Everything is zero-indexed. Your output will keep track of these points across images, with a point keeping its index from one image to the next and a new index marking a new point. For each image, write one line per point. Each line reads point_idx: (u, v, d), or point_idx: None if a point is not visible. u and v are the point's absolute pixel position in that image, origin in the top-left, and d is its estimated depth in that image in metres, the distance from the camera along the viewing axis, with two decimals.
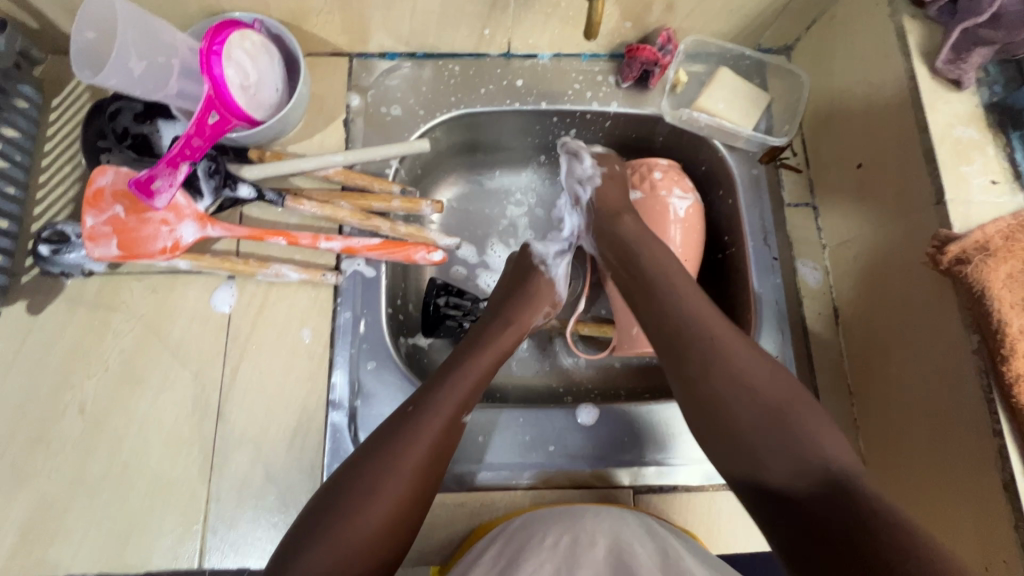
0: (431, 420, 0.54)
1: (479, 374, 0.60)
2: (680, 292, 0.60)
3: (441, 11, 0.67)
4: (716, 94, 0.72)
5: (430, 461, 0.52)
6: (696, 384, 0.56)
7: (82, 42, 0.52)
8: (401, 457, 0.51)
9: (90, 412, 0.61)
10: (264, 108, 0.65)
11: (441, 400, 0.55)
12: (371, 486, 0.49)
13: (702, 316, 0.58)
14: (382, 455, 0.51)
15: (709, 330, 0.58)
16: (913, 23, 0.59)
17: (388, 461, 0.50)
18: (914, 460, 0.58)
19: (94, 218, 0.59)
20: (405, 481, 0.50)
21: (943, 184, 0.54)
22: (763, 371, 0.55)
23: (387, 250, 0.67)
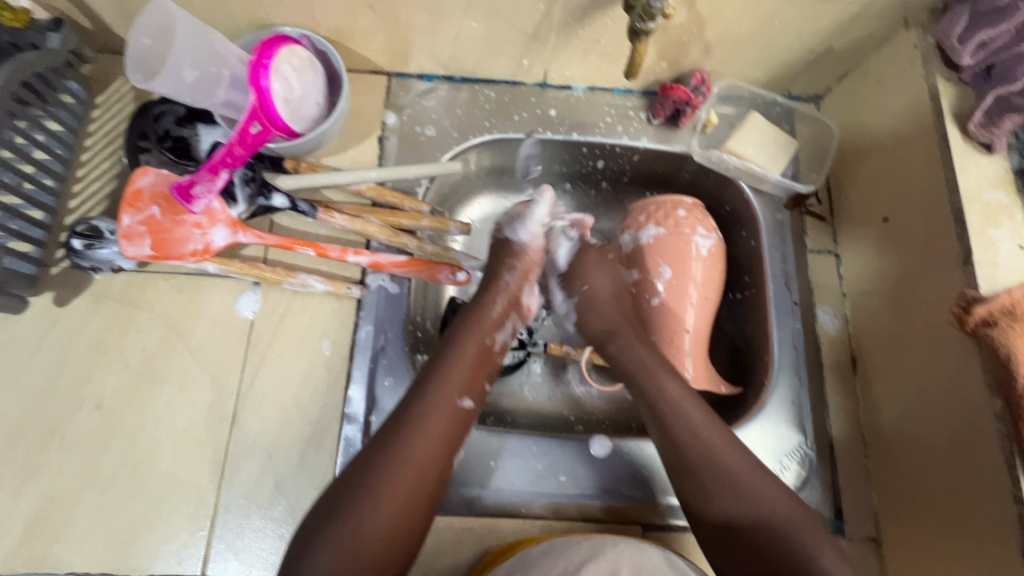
0: (412, 458, 0.51)
1: (454, 394, 0.56)
2: (679, 412, 0.58)
3: (484, 39, 0.69)
4: (745, 138, 0.73)
5: (419, 498, 0.51)
6: (704, 506, 0.54)
7: (138, 48, 0.54)
8: (381, 499, 0.49)
9: (107, 407, 0.62)
10: (305, 121, 0.66)
11: (422, 436, 0.52)
12: (357, 529, 0.47)
13: (700, 430, 0.56)
14: (363, 498, 0.48)
15: (706, 438, 0.56)
16: (947, 84, 0.60)
17: (365, 502, 0.48)
18: (930, 519, 0.58)
19: (131, 217, 0.60)
20: (387, 521, 0.48)
21: (971, 245, 0.55)
22: (762, 480, 0.53)
23: (413, 268, 0.67)
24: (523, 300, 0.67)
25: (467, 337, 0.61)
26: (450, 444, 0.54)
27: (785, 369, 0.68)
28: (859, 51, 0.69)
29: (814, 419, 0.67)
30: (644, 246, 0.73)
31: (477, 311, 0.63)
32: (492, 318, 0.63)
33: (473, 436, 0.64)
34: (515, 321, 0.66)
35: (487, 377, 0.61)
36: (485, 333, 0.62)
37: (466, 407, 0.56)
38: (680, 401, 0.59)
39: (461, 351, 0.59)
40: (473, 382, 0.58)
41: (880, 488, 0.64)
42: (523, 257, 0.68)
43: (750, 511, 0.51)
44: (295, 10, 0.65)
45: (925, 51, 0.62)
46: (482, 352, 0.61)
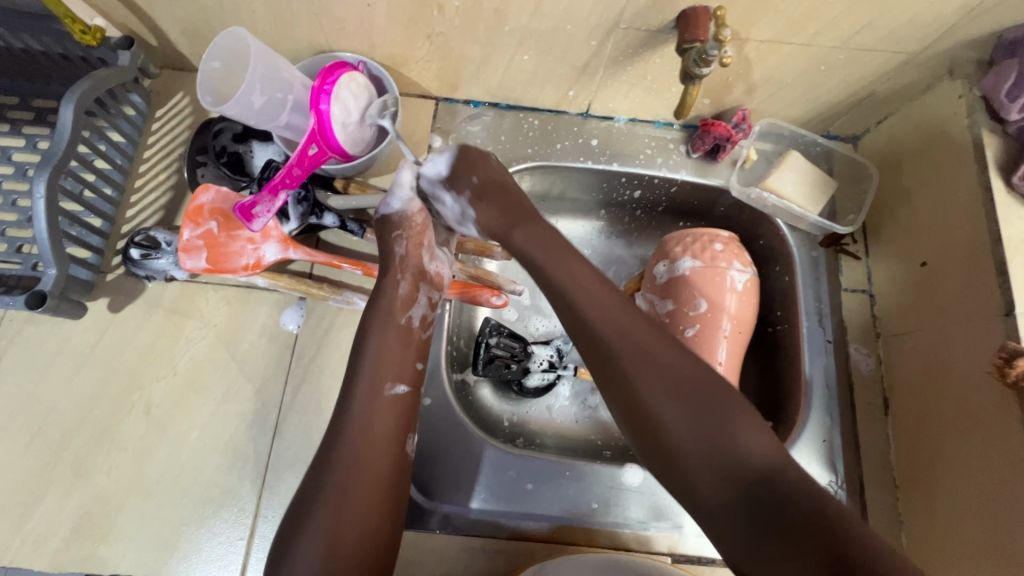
0: (368, 464, 0.51)
1: (380, 384, 0.55)
2: (598, 308, 0.52)
3: (534, 71, 0.71)
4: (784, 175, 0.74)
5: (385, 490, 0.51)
6: (644, 431, 0.47)
7: (207, 72, 0.57)
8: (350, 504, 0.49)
9: (155, 413, 0.64)
10: (359, 143, 0.68)
11: (366, 432, 0.52)
12: (343, 537, 0.48)
13: (621, 323, 0.51)
14: (341, 506, 0.49)
15: (624, 329, 0.50)
16: (992, 136, 0.61)
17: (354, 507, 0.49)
18: (962, 565, 0.58)
19: (190, 231, 0.62)
20: (360, 527, 0.49)
21: (1013, 298, 0.55)
22: (677, 360, 0.48)
23: (457, 289, 0.70)
24: (429, 268, 0.63)
25: (375, 322, 0.58)
26: (395, 430, 0.54)
27: (817, 406, 0.69)
28: (901, 96, 0.70)
29: (843, 458, 0.67)
30: (678, 276, 0.73)
31: (385, 289, 0.60)
32: (401, 297, 0.60)
33: (508, 459, 0.65)
34: (429, 291, 0.63)
35: (416, 355, 0.59)
36: (399, 312, 0.59)
37: (401, 392, 0.56)
38: (602, 300, 0.52)
39: (375, 330, 0.58)
40: (402, 365, 0.57)
41: (909, 532, 0.64)
42: (411, 222, 0.63)
43: (678, 402, 0.46)
44: (356, 38, 0.67)
45: (970, 103, 0.63)
46: (403, 332, 0.59)
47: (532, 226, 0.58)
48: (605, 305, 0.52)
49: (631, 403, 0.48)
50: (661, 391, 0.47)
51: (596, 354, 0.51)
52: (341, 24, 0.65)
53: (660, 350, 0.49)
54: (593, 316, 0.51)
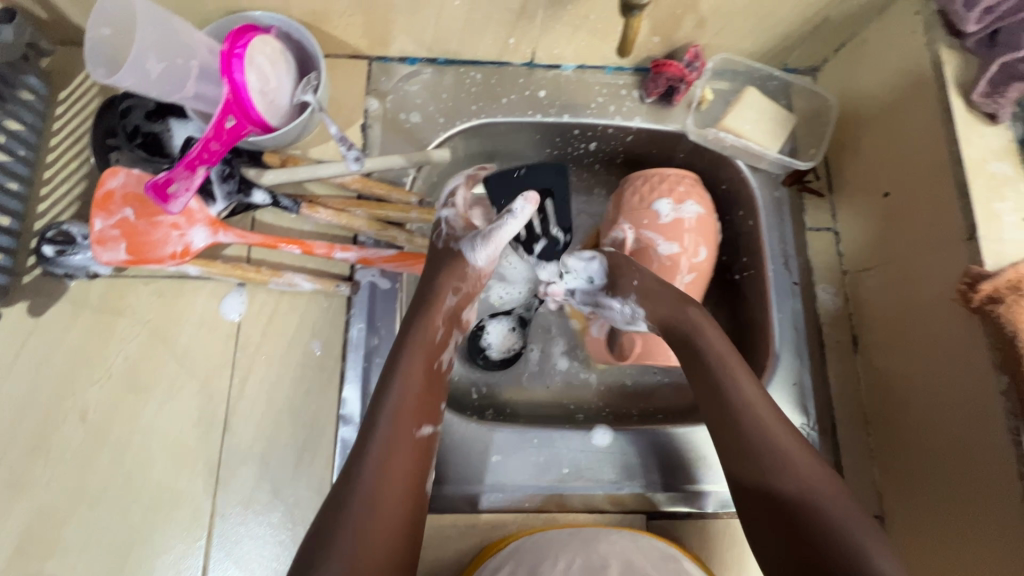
0: (383, 506, 0.47)
1: (410, 420, 0.52)
2: (758, 425, 0.52)
3: (468, 18, 0.65)
4: (744, 112, 0.71)
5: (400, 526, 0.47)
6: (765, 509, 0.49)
7: (96, 39, 0.51)
8: (368, 538, 0.45)
9: (92, 419, 0.60)
10: (282, 114, 0.63)
11: (388, 456, 0.49)
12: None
13: (779, 444, 0.50)
14: (345, 534, 0.44)
15: (777, 446, 0.50)
16: (950, 54, 0.58)
17: (355, 526, 0.45)
18: (936, 492, 0.57)
19: (103, 221, 0.57)
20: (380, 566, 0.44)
21: (976, 221, 0.53)
22: (824, 474, 0.49)
23: (402, 261, 0.65)
24: (462, 316, 0.62)
25: (413, 358, 0.55)
26: (418, 472, 0.51)
27: (786, 352, 0.67)
28: (857, 19, 0.67)
29: (815, 400, 0.66)
30: (684, 219, 0.69)
31: (416, 331, 0.57)
32: (436, 340, 0.58)
33: (474, 433, 0.63)
34: (458, 335, 0.62)
35: (443, 398, 0.57)
36: (433, 355, 0.57)
37: (427, 434, 0.53)
38: (762, 414, 0.52)
39: (412, 372, 0.55)
40: (433, 407, 0.55)
41: (884, 465, 0.64)
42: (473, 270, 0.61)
43: (827, 534, 0.45)
44: None
45: (926, 19, 0.60)
46: (432, 373, 0.56)
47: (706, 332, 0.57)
48: (767, 420, 0.52)
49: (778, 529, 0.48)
50: (830, 524, 0.45)
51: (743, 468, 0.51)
52: None
53: (812, 471, 0.49)
54: (745, 429, 0.52)
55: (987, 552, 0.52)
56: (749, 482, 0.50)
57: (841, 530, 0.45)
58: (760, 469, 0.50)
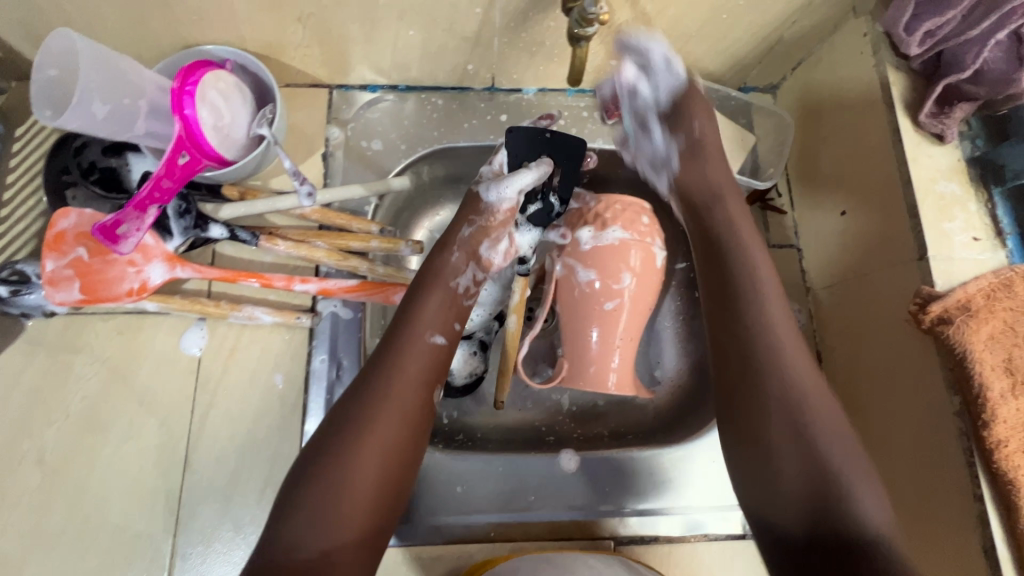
0: (381, 428, 0.52)
1: (423, 331, 0.59)
2: (770, 344, 0.53)
3: (425, 47, 0.66)
4: (685, 114, 0.64)
5: (395, 449, 0.52)
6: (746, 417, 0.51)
7: (44, 80, 0.51)
8: (364, 458, 0.50)
9: (50, 461, 0.59)
10: (238, 147, 0.62)
11: (397, 377, 0.55)
12: (337, 499, 0.48)
13: (792, 367, 0.51)
14: (330, 466, 0.49)
15: (786, 366, 0.51)
16: (897, 75, 0.59)
17: (348, 446, 0.50)
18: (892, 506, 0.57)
19: (55, 262, 0.57)
20: (371, 481, 0.50)
21: (926, 240, 0.54)
22: (810, 376, 0.51)
23: (365, 291, 0.64)
24: (483, 254, 0.66)
25: (433, 284, 0.62)
26: (424, 397, 0.56)
27: None
28: (810, 40, 0.67)
29: None
30: (606, 246, 0.67)
31: (435, 259, 0.64)
32: (448, 266, 0.64)
33: (438, 462, 0.63)
34: (475, 269, 0.66)
35: (456, 317, 0.62)
36: (449, 276, 0.63)
37: (439, 342, 0.59)
38: (775, 332, 0.53)
39: (429, 296, 0.61)
40: (444, 320, 0.60)
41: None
42: (489, 214, 0.65)
43: (807, 454, 0.48)
44: (220, 29, 0.61)
45: (874, 40, 0.60)
46: (450, 295, 0.62)
47: (746, 254, 0.57)
48: (778, 339, 0.53)
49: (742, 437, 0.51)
50: (815, 439, 0.48)
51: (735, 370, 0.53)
52: (198, 12, 0.58)
53: (801, 372, 0.51)
54: (756, 351, 0.52)
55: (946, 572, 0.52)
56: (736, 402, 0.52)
57: (822, 447, 0.48)
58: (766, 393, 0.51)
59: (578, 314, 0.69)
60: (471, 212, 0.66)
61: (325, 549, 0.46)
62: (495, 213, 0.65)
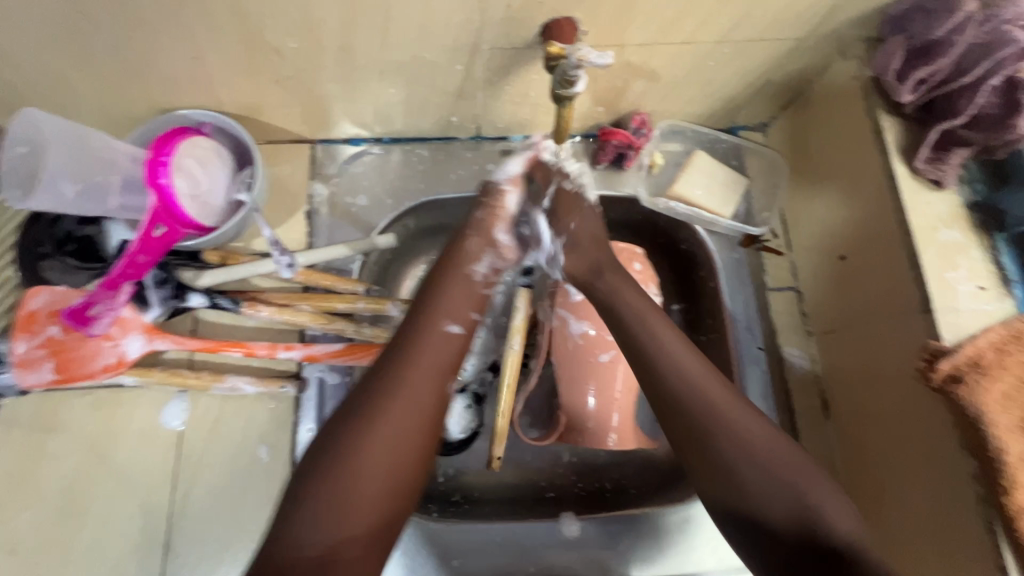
0: (394, 416, 0.47)
1: (441, 319, 0.54)
2: (696, 390, 0.49)
3: (407, 103, 0.65)
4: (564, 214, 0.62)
5: (413, 438, 0.47)
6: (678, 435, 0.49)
7: (14, 159, 0.49)
8: (375, 445, 0.45)
9: (23, 552, 0.56)
10: (216, 214, 0.60)
11: (414, 366, 0.49)
12: (347, 490, 0.43)
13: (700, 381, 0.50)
14: (335, 465, 0.44)
15: (722, 413, 0.48)
16: (890, 119, 0.57)
17: (358, 437, 0.45)
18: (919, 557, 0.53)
19: (26, 343, 0.55)
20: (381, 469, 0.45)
21: (930, 292, 0.52)
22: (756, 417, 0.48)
23: (352, 354, 0.62)
24: (500, 239, 0.61)
25: (454, 271, 0.58)
26: (443, 385, 0.50)
27: None
28: (799, 81, 0.66)
29: None
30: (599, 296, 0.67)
31: (451, 246, 0.60)
32: (466, 250, 0.59)
33: (434, 531, 0.60)
34: (493, 257, 0.60)
35: (473, 305, 0.56)
36: (464, 263, 0.59)
37: (456, 331, 0.53)
38: (692, 374, 0.50)
39: (449, 286, 0.57)
40: (460, 309, 0.55)
41: (858, 496, 0.60)
42: (497, 194, 0.61)
43: (786, 497, 0.44)
44: (197, 94, 0.60)
45: (864, 84, 0.59)
46: (466, 282, 0.57)
47: (632, 307, 0.55)
48: (687, 366, 0.51)
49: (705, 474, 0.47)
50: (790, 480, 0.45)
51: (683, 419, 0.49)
52: (173, 79, 0.57)
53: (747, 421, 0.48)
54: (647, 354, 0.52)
55: None
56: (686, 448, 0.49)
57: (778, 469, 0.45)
58: (721, 464, 0.46)
59: (573, 366, 0.68)
60: (480, 196, 0.62)
61: (334, 544, 0.42)
62: (500, 191, 0.61)
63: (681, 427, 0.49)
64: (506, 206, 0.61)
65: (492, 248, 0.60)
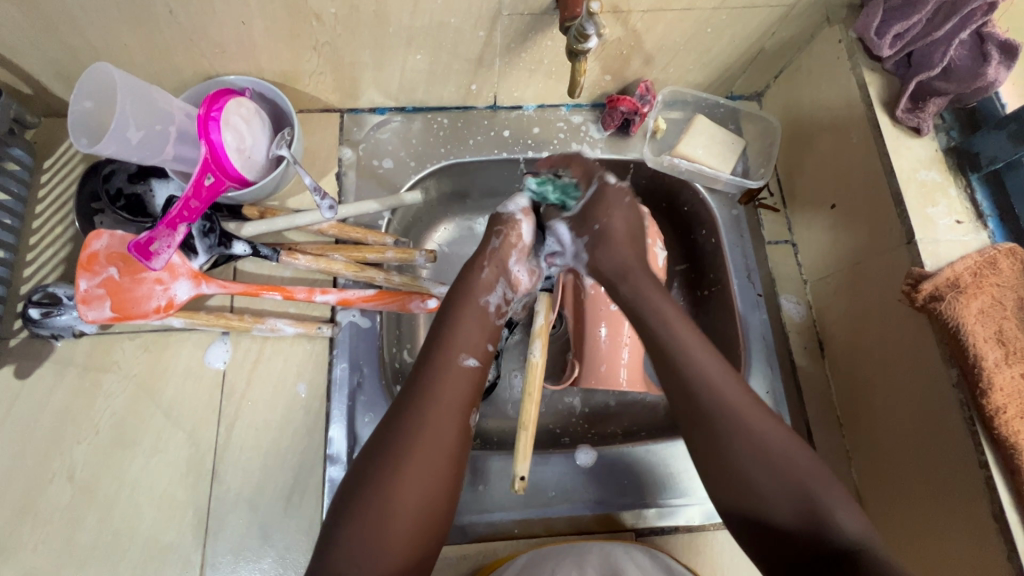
0: (418, 458, 0.47)
1: (453, 356, 0.55)
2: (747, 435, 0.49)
3: (431, 70, 0.70)
4: (588, 217, 0.68)
5: (440, 475, 0.48)
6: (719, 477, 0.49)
7: (79, 112, 0.55)
8: (405, 481, 0.46)
9: (79, 479, 0.60)
10: (258, 169, 0.65)
11: (432, 411, 0.50)
12: (383, 526, 0.44)
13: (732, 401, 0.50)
14: (372, 492, 0.46)
15: (763, 438, 0.48)
16: (872, 75, 0.64)
17: (386, 477, 0.46)
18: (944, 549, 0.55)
19: (88, 281, 0.59)
20: (416, 501, 0.46)
21: (912, 225, 0.57)
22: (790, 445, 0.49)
23: (383, 301, 0.67)
24: (512, 268, 0.66)
25: (465, 302, 0.60)
26: (461, 422, 0.51)
27: (758, 365, 0.70)
28: (788, 49, 0.72)
29: (788, 406, 0.68)
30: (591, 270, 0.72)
31: (465, 276, 0.63)
32: (479, 281, 0.62)
33: None
34: (506, 287, 0.64)
35: (489, 337, 0.59)
36: (478, 293, 0.61)
37: (472, 364, 0.55)
38: (748, 412, 0.50)
39: (462, 310, 0.59)
40: (476, 342, 0.57)
41: (854, 425, 0.66)
42: (512, 223, 0.67)
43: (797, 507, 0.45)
44: (240, 60, 0.65)
45: (849, 45, 0.65)
46: (480, 313, 0.60)
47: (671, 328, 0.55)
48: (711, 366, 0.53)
49: (743, 498, 0.48)
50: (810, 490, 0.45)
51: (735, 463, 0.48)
52: (219, 45, 0.63)
53: (762, 419, 0.50)
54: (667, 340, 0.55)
55: (965, 552, 0.53)
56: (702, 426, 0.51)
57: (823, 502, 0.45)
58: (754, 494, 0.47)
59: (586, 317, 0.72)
60: (496, 224, 0.68)
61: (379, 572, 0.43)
62: (514, 221, 0.67)
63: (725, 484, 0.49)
64: (521, 235, 0.67)
65: (506, 279, 0.65)
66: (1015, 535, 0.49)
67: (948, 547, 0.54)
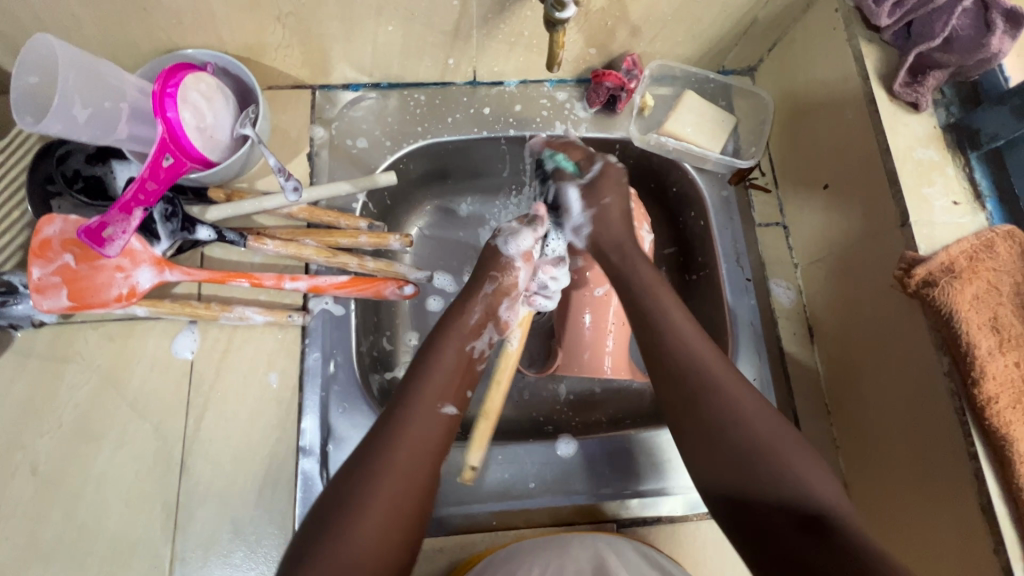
0: (382, 497, 0.45)
1: (434, 400, 0.52)
2: (732, 415, 0.47)
3: (404, 43, 0.66)
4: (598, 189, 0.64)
5: (404, 518, 0.45)
6: (705, 463, 0.47)
7: (22, 88, 0.52)
8: (368, 520, 0.44)
9: (43, 473, 0.58)
10: (222, 149, 0.62)
11: (400, 449, 0.48)
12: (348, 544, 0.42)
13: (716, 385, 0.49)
14: (337, 516, 0.44)
15: (751, 428, 0.46)
16: (869, 47, 0.60)
17: (347, 515, 0.44)
18: (937, 547, 0.53)
19: (41, 269, 0.57)
20: (377, 530, 0.44)
21: (907, 207, 0.54)
22: (776, 431, 0.46)
23: (357, 288, 0.65)
24: (501, 315, 0.62)
25: (446, 338, 0.57)
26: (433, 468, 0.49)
27: (745, 350, 0.68)
28: (783, 20, 0.68)
29: (776, 394, 0.66)
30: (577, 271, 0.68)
31: (452, 319, 0.59)
32: (471, 324, 0.59)
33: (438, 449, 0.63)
34: (492, 331, 0.61)
35: (467, 383, 0.57)
36: (465, 339, 0.58)
37: (450, 412, 0.53)
38: (740, 402, 0.48)
39: (444, 347, 0.57)
40: (452, 386, 0.55)
41: (841, 413, 0.64)
42: (511, 270, 0.62)
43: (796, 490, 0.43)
44: (200, 32, 0.61)
45: (846, 16, 0.61)
46: (464, 359, 0.57)
47: (677, 332, 0.52)
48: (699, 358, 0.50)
49: (732, 482, 0.46)
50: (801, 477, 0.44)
51: (728, 462, 0.46)
52: (176, 17, 0.58)
53: (747, 402, 0.48)
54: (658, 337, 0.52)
55: (951, 547, 0.52)
56: (688, 411, 0.48)
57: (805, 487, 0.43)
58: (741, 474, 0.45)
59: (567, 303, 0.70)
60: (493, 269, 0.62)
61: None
62: (512, 268, 0.63)
63: (709, 467, 0.47)
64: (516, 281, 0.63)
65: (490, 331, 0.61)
66: (1004, 527, 0.47)
67: (935, 540, 0.53)
